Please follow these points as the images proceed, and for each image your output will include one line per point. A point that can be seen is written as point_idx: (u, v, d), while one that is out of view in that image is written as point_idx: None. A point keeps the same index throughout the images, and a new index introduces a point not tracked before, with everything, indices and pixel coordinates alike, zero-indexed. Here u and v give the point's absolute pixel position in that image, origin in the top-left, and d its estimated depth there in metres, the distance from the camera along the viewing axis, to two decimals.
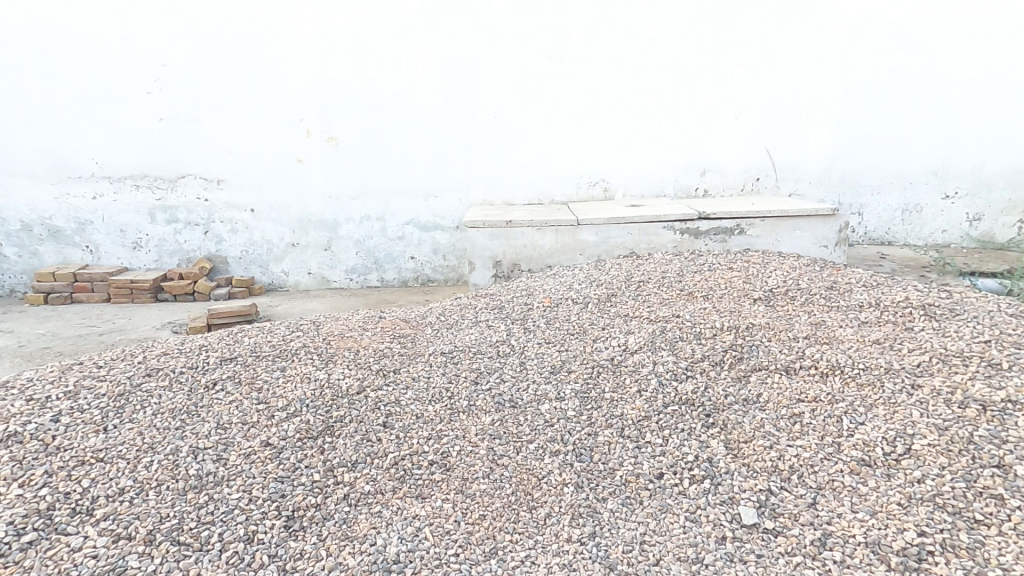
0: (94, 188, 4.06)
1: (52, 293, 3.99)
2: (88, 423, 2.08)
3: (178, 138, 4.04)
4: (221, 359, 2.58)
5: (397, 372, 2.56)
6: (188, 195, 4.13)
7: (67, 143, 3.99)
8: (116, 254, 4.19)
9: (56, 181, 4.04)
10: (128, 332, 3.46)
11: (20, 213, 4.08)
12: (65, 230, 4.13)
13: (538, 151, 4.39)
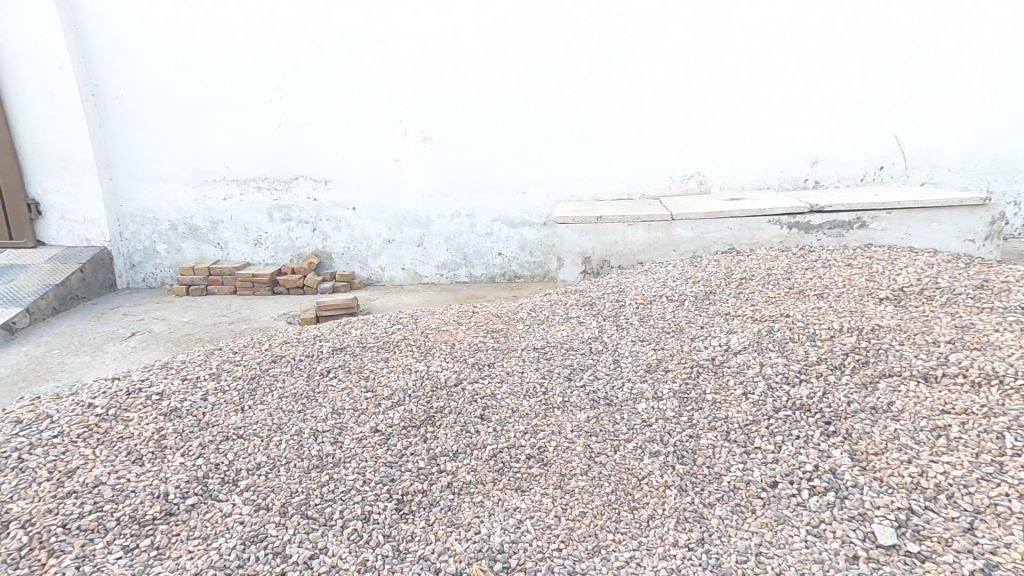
0: (225, 190, 4.51)
1: (193, 285, 4.49)
2: (229, 403, 2.34)
3: (293, 142, 4.38)
4: (333, 348, 2.79)
5: (492, 366, 2.63)
6: (300, 194, 4.48)
7: (205, 150, 4.45)
8: (241, 249, 4.64)
9: (196, 185, 4.52)
10: (251, 321, 3.83)
11: (166, 213, 4.60)
12: (203, 228, 4.62)
13: (634, 145, 4.28)
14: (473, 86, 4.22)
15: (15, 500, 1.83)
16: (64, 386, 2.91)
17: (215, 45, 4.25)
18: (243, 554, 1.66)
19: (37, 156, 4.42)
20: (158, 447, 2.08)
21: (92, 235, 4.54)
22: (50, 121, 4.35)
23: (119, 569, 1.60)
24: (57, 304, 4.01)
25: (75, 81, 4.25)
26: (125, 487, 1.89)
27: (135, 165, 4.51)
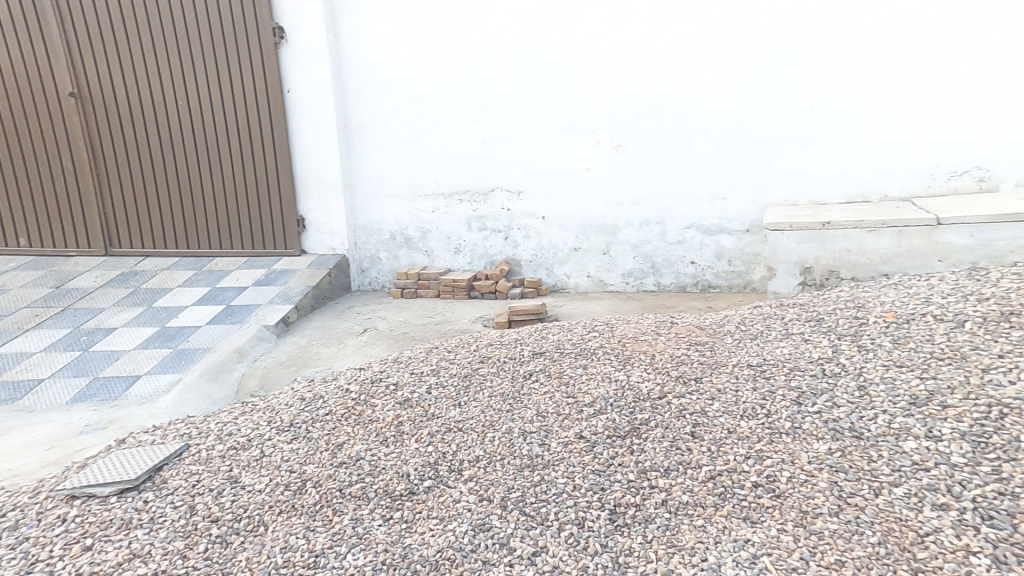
0: (434, 203, 4.89)
1: (406, 289, 4.95)
2: (448, 396, 2.55)
3: (491, 156, 4.66)
4: (534, 352, 2.85)
5: (698, 381, 2.38)
6: (495, 206, 4.75)
7: (419, 167, 4.84)
8: (443, 257, 5.01)
9: (411, 199, 4.93)
10: (453, 323, 4.16)
11: (388, 225, 5.04)
12: (416, 238, 5.01)
13: (907, 141, 3.97)
14: (676, 93, 4.20)
15: (305, 463, 2.28)
16: (322, 371, 3.67)
17: (434, 76, 4.62)
18: (474, 540, 1.79)
19: (306, 180, 4.98)
20: (398, 432, 2.37)
21: (338, 245, 5.10)
22: (317, 150, 4.89)
23: (382, 535, 1.88)
24: (315, 303, 4.75)
25: (335, 116, 4.79)
26: (379, 464, 2.19)
27: (369, 183, 4.97)
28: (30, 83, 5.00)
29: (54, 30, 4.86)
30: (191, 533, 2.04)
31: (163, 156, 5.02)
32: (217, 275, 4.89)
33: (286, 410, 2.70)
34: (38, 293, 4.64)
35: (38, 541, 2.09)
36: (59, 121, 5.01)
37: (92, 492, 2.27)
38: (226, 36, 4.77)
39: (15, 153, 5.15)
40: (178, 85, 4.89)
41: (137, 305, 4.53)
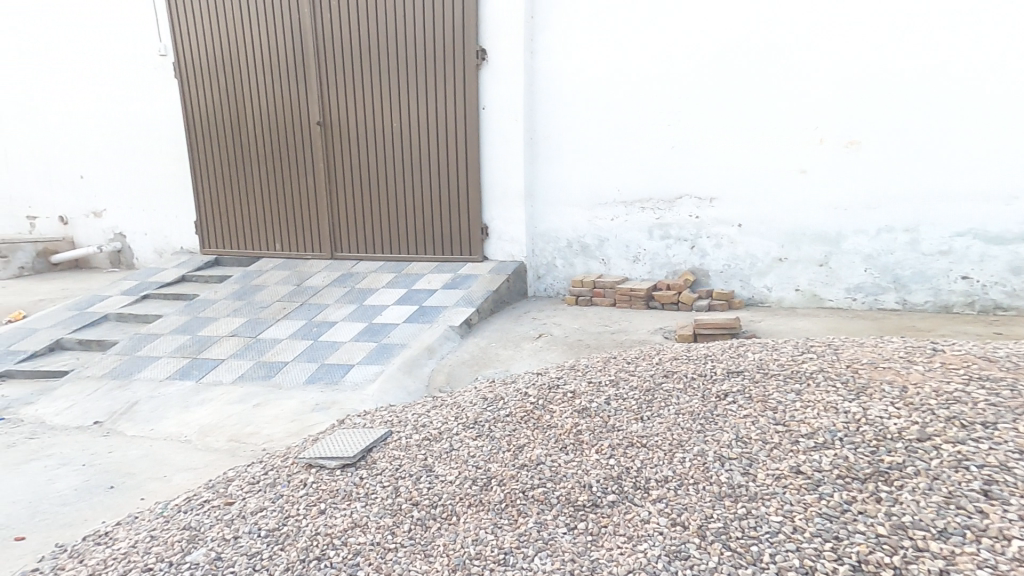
0: (614, 211, 5.17)
1: (581, 297, 5.13)
2: (629, 409, 2.62)
3: (682, 163, 4.94)
4: (727, 370, 2.68)
5: (995, 427, 1.95)
6: (683, 213, 5.00)
7: (603, 177, 5.16)
8: (621, 266, 5.25)
9: (590, 208, 5.23)
10: (632, 334, 4.17)
11: (566, 233, 5.35)
12: (592, 246, 5.28)
13: None
14: (910, 97, 4.40)
15: (491, 460, 2.51)
16: (501, 372, 3.97)
17: (621, 87, 4.99)
18: (669, 567, 1.74)
19: (492, 190, 5.44)
20: (578, 440, 2.49)
21: (516, 252, 5.46)
22: (504, 161, 5.35)
23: (568, 543, 1.96)
24: (494, 307, 5.05)
25: (523, 129, 5.24)
26: (560, 471, 2.32)
27: (551, 192, 5.34)
28: (285, 116, 5.85)
29: (312, 68, 5.68)
30: (397, 512, 2.32)
31: (379, 170, 5.70)
32: (412, 278, 5.50)
33: (472, 407, 3.04)
34: (285, 289, 5.73)
35: (287, 500, 2.58)
36: (306, 146, 5.85)
37: (322, 463, 2.78)
38: (438, 61, 5.34)
39: (264, 173, 6.04)
40: (397, 108, 5.53)
41: (352, 303, 5.33)
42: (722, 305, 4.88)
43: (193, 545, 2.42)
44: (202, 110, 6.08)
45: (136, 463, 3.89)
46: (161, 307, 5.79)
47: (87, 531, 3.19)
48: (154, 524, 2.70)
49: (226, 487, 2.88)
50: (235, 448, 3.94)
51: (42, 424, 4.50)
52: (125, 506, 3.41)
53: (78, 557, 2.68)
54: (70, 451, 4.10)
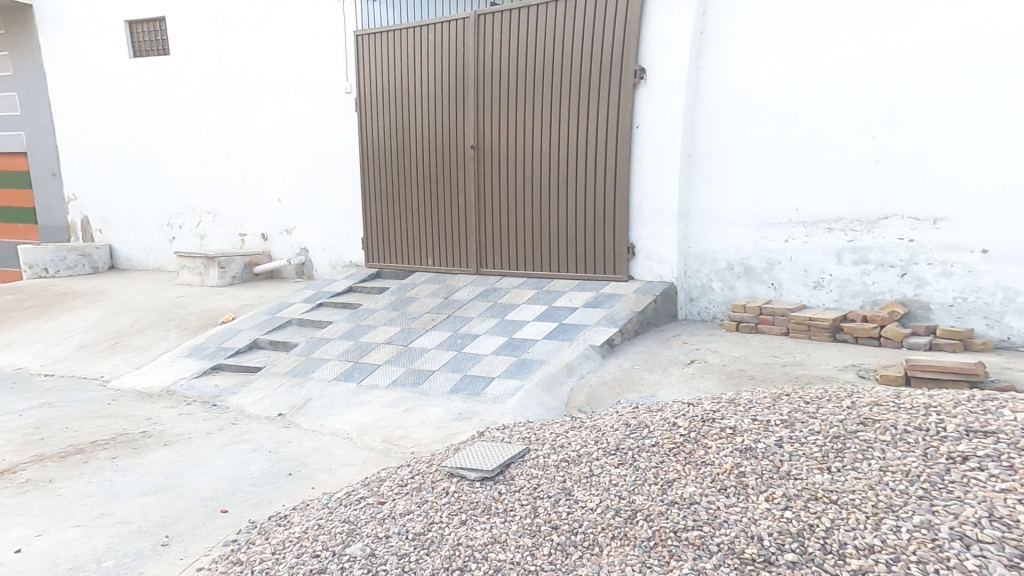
0: (789, 232, 4.78)
1: (742, 323, 4.75)
2: (810, 457, 2.33)
3: (896, 178, 4.34)
4: (966, 428, 2.32)
5: None
6: (890, 235, 4.40)
7: (781, 195, 4.78)
8: (797, 291, 4.80)
9: (758, 228, 4.91)
10: (811, 368, 3.74)
11: (725, 254, 5.06)
12: (757, 268, 4.93)
13: None
14: None
15: (636, 492, 2.42)
16: (646, 398, 3.74)
17: (824, 94, 4.55)
18: None
19: (642, 209, 5.32)
20: (741, 484, 2.28)
21: (665, 272, 5.27)
22: (657, 178, 5.21)
23: None
24: (639, 328, 4.84)
25: (681, 146, 5.09)
26: (719, 515, 2.14)
27: (712, 210, 5.09)
28: (443, 141, 6.31)
29: (470, 96, 6.07)
30: (536, 534, 2.35)
31: (526, 190, 5.85)
32: (553, 295, 5.51)
33: (614, 433, 2.97)
34: (434, 301, 6.12)
35: (432, 506, 2.75)
36: (460, 169, 6.24)
37: (462, 473, 2.92)
38: (592, 83, 5.39)
39: (421, 194, 6.56)
40: (548, 130, 5.66)
41: (494, 317, 5.50)
42: (953, 343, 4.07)
43: (353, 538, 2.63)
44: (374, 138, 6.83)
45: (309, 455, 4.43)
46: (332, 314, 6.55)
47: (272, 510, 3.69)
48: (321, 513, 3.01)
49: (379, 487, 3.10)
50: (387, 449, 4.27)
51: (242, 412, 5.35)
52: (300, 492, 3.88)
53: (265, 534, 3.07)
54: (260, 437, 4.81)
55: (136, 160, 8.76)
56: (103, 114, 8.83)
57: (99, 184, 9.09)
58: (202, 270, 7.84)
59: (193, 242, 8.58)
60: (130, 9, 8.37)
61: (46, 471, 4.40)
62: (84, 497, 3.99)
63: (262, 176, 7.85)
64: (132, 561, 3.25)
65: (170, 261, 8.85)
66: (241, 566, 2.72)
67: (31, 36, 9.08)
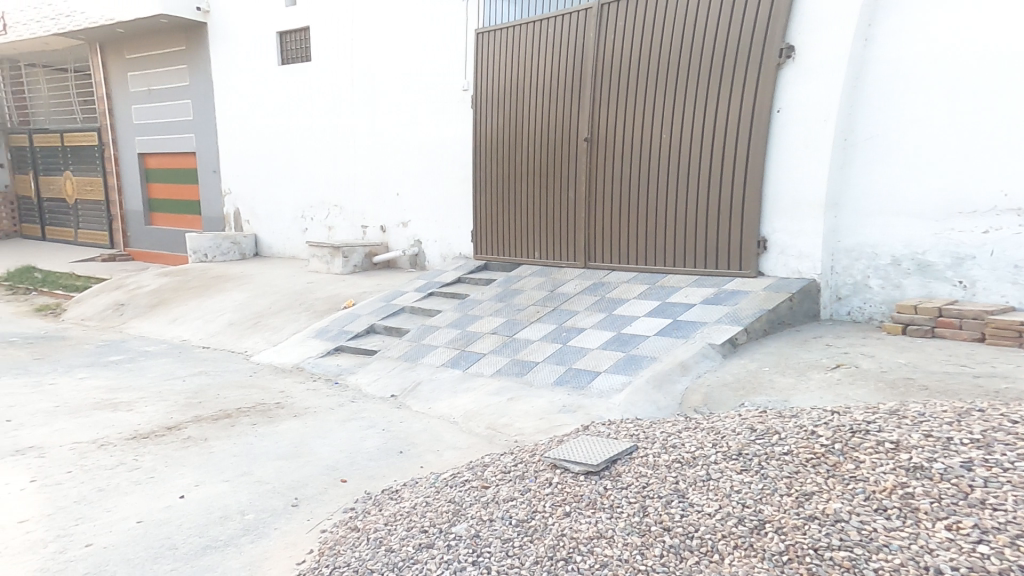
0: (990, 222, 4.24)
1: (912, 324, 4.32)
2: (1012, 485, 2.08)
3: None
4: None
5: None
6: None
7: (972, 181, 4.29)
8: (999, 290, 4.22)
9: (939, 219, 4.44)
10: (1011, 382, 3.28)
11: (890, 247, 4.66)
12: (936, 264, 4.46)
13: None
14: None
15: (763, 501, 2.34)
16: (776, 403, 3.48)
17: None
18: None
19: (777, 201, 5.10)
20: (907, 507, 2.10)
21: (805, 268, 4.98)
22: (800, 168, 4.96)
23: None
24: (768, 327, 4.50)
25: (835, 129, 4.77)
26: (877, 538, 2.00)
27: (867, 202, 4.75)
28: (555, 134, 6.39)
29: (586, 88, 6.10)
30: (645, 533, 2.38)
31: (642, 182, 5.74)
32: (666, 291, 5.34)
33: (733, 437, 2.84)
34: (540, 294, 6.17)
35: (534, 495, 2.90)
36: (571, 161, 6.26)
37: (567, 466, 3.07)
38: (723, 68, 5.20)
39: (529, 188, 6.67)
40: (670, 119, 5.53)
41: (601, 312, 5.42)
42: None
43: (458, 517, 2.84)
44: (487, 134, 7.07)
45: (418, 435, 4.67)
46: (439, 304, 6.85)
47: (386, 485, 3.96)
48: (429, 492, 3.30)
49: (483, 472, 3.34)
50: (492, 436, 4.38)
51: (360, 391, 5.79)
52: (410, 470, 4.12)
53: (379, 506, 3.44)
54: (375, 416, 5.17)
55: (278, 159, 9.82)
56: (254, 119, 10.00)
57: (248, 180, 10.30)
58: (329, 260, 8.56)
59: (322, 233, 9.44)
60: (281, 22, 9.36)
61: (201, 431, 5.08)
62: (230, 457, 4.54)
63: (383, 173, 8.48)
64: (267, 517, 3.66)
65: (302, 250, 9.83)
66: (360, 532, 3.06)
67: (202, 52, 10.49)
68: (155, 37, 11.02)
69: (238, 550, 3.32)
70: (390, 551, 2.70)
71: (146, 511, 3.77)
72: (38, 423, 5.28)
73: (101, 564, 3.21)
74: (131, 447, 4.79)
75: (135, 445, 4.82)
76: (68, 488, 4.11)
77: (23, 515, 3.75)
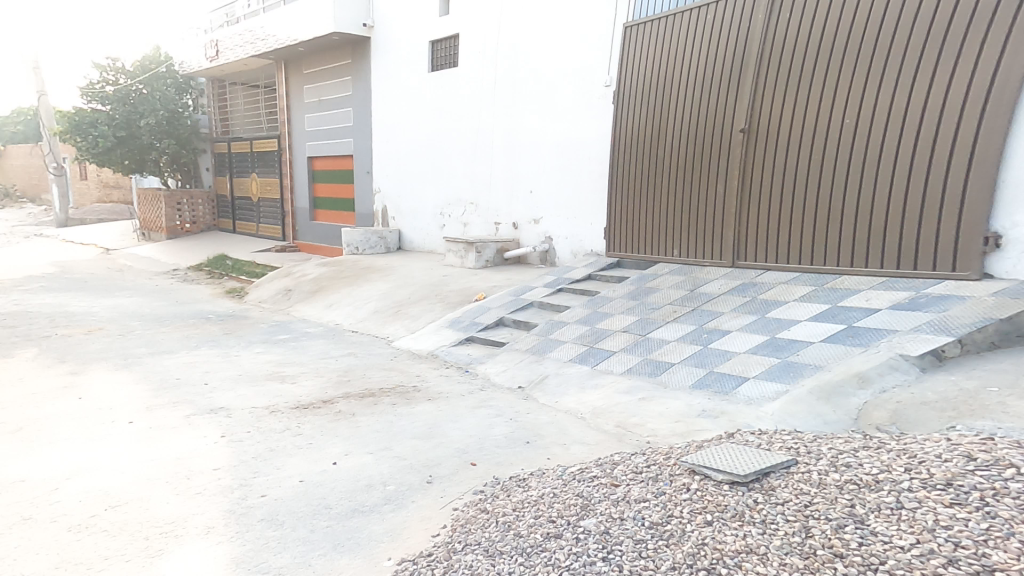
0: None
1: None
2: None
3: None
4: None
5: None
6: None
7: None
8: None
9: None
10: None
11: None
12: None
13: None
14: None
15: (989, 545, 2.06)
16: (997, 429, 3.00)
17: None
18: None
19: (1016, 189, 4.39)
20: None
21: None
22: None
23: None
24: (988, 341, 3.90)
25: None
26: None
27: None
28: (706, 126, 6.28)
29: (747, 77, 5.91)
30: (811, 557, 2.22)
31: (811, 173, 5.42)
32: (839, 294, 4.90)
33: (930, 463, 2.59)
34: (677, 294, 5.98)
35: (670, 498, 2.88)
36: (724, 153, 6.10)
37: (709, 473, 2.98)
38: (928, 44, 4.72)
39: (673, 183, 6.60)
40: (854, 103, 5.15)
41: (752, 314, 5.11)
42: None
43: (586, 512, 2.94)
44: (630, 130, 7.12)
45: (545, 427, 4.76)
46: (570, 299, 6.95)
47: (513, 471, 4.10)
48: (556, 483, 3.45)
49: (612, 470, 3.43)
50: (621, 434, 4.33)
51: (489, 380, 6.06)
52: (537, 460, 4.21)
53: (506, 491, 3.61)
54: (503, 405, 5.38)
55: (423, 159, 10.68)
56: (404, 123, 10.94)
57: (396, 179, 11.31)
58: (463, 254, 9.08)
59: (459, 229, 10.13)
60: (434, 31, 10.11)
61: (350, 406, 5.67)
62: (374, 432, 5.00)
63: (518, 171, 8.99)
64: (405, 489, 3.98)
65: (439, 244, 10.60)
66: (489, 514, 3.25)
67: (363, 64, 11.72)
68: (325, 54, 12.54)
69: (380, 517, 3.65)
70: (518, 535, 2.86)
71: (306, 472, 4.31)
72: (226, 387, 6.27)
73: (273, 513, 3.72)
74: (295, 415, 5.48)
75: (299, 413, 5.51)
76: (250, 444, 4.82)
77: (216, 463, 4.47)
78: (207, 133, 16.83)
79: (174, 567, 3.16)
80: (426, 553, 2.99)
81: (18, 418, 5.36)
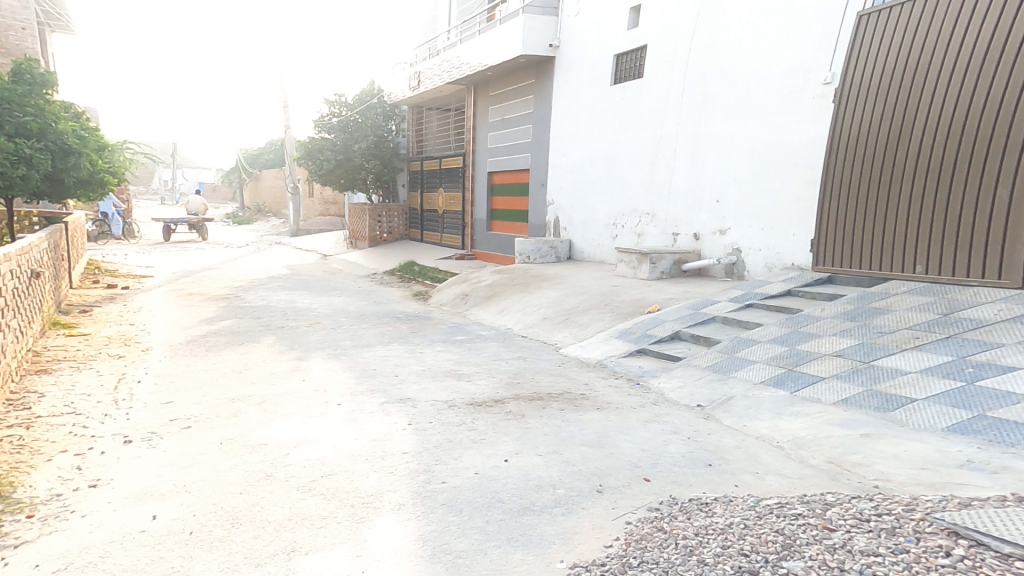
0: None
1: None
2: None
3: None
4: None
5: None
6: None
7: None
8: None
9: None
10: None
11: None
12: None
13: None
14: None
15: None
16: None
17: None
18: None
19: None
20: None
21: None
22: None
23: None
24: None
25: None
26: None
27: None
28: (986, 121, 5.53)
29: None
30: None
31: None
32: None
33: None
34: (924, 317, 5.34)
35: (921, 560, 2.64)
36: (1011, 151, 5.31)
37: (990, 543, 2.63)
38: None
39: (931, 181, 5.96)
40: None
41: None
42: None
43: (790, 553, 2.84)
44: (876, 119, 6.57)
45: (731, 452, 4.46)
46: (766, 317, 6.55)
47: (693, 494, 3.88)
48: (748, 514, 3.33)
49: (823, 512, 3.23)
50: (834, 473, 3.89)
51: (662, 395, 5.85)
52: (723, 486, 3.94)
53: (686, 514, 3.49)
54: (680, 422, 5.15)
55: (600, 170, 11.02)
56: (584, 135, 11.41)
57: (572, 190, 11.83)
58: (635, 264, 9.10)
59: (632, 239, 10.37)
60: (619, 45, 10.43)
61: (520, 407, 5.88)
62: (543, 434, 5.11)
63: (704, 181, 8.95)
64: (575, 495, 3.98)
65: (610, 255, 10.89)
66: (666, 534, 3.25)
67: (545, 83, 12.46)
68: (509, 77, 13.62)
69: (551, 518, 3.69)
70: (702, 563, 2.89)
71: (481, 465, 4.53)
72: (413, 379, 7.01)
73: (452, 499, 4.00)
74: (471, 410, 5.85)
75: (474, 409, 5.89)
76: (432, 433, 5.25)
77: (405, 448, 4.95)
78: (405, 154, 19.08)
79: (374, 535, 3.58)
80: (598, 561, 3.12)
81: (260, 392, 6.59)
